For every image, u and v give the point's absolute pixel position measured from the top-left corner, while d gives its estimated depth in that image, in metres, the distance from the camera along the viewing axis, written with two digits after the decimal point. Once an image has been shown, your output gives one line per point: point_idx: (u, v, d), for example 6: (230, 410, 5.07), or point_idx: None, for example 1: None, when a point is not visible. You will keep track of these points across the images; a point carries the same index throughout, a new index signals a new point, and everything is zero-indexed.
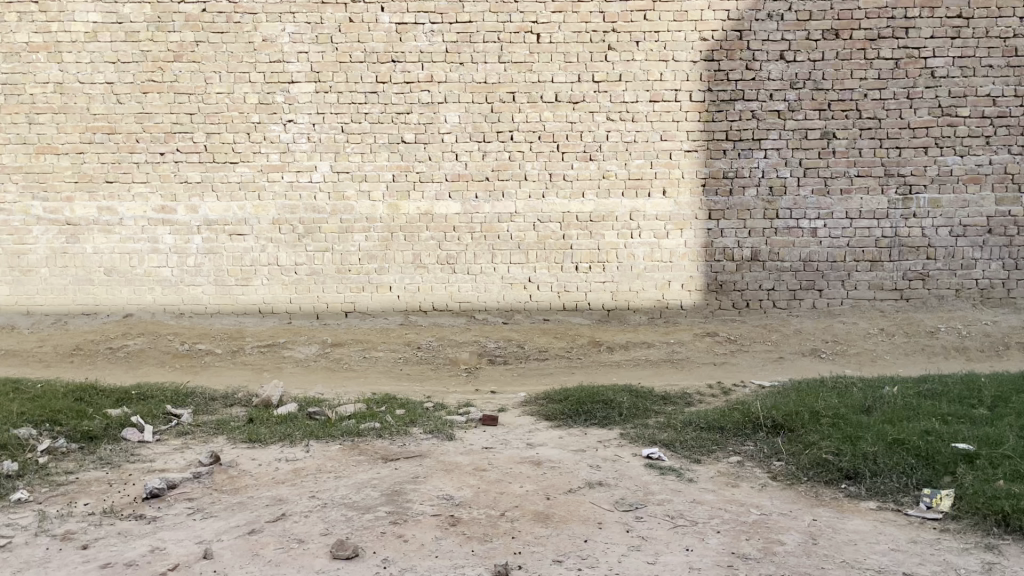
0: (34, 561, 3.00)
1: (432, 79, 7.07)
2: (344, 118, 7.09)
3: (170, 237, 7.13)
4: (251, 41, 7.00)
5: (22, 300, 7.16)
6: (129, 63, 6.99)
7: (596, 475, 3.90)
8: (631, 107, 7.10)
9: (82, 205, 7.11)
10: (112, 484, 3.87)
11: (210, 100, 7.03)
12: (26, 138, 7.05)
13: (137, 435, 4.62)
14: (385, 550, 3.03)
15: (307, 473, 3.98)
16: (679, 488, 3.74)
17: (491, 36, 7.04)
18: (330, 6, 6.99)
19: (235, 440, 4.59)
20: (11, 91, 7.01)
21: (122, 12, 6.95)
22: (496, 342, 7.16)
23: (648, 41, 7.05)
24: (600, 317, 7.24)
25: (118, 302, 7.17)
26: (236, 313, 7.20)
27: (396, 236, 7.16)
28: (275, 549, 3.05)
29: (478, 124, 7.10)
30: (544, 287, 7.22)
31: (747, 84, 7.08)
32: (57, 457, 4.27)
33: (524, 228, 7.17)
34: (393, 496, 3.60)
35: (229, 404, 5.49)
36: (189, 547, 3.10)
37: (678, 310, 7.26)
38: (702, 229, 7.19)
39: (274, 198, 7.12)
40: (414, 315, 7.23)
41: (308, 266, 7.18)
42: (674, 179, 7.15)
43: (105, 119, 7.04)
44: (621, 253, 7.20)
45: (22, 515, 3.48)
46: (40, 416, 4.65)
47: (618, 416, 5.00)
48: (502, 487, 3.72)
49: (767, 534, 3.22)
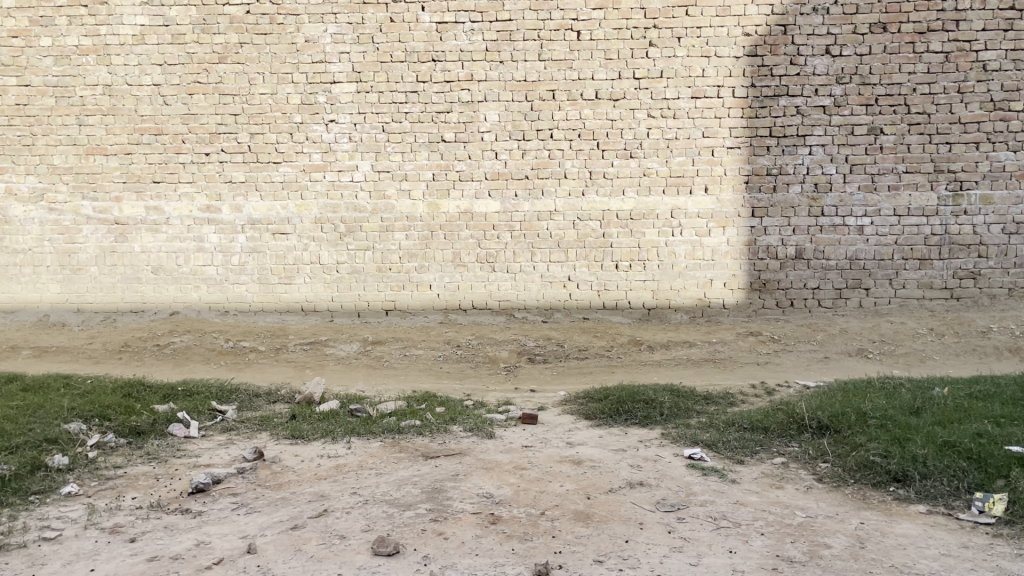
0: (83, 554, 3.06)
1: (472, 78, 7.08)
2: (384, 117, 7.14)
3: (215, 237, 7.25)
4: (294, 42, 7.08)
5: (73, 298, 7.32)
6: (175, 65, 7.13)
7: (637, 475, 3.88)
8: (671, 104, 7.03)
9: (130, 205, 7.25)
10: (158, 479, 3.95)
11: (254, 101, 7.13)
12: (76, 140, 7.22)
13: (183, 430, 4.70)
14: (426, 547, 3.04)
15: (348, 470, 4.01)
16: (722, 489, 3.70)
17: (532, 34, 7.03)
18: (371, 6, 7.04)
19: (278, 436, 4.64)
20: (62, 94, 7.18)
21: (169, 15, 7.09)
22: (535, 341, 7.08)
23: (689, 36, 6.97)
24: (640, 316, 7.18)
25: (164, 299, 7.30)
26: (280, 311, 7.30)
27: (437, 234, 7.20)
28: (317, 545, 3.08)
29: (517, 123, 7.10)
30: (584, 285, 7.19)
31: (791, 80, 6.97)
32: (106, 452, 4.36)
33: (564, 227, 7.15)
34: (433, 493, 3.61)
35: (272, 401, 5.56)
36: (233, 541, 3.14)
37: (720, 309, 7.17)
38: (745, 228, 7.09)
39: (316, 197, 7.20)
40: (453, 313, 7.25)
41: (349, 265, 7.25)
42: (716, 176, 7.07)
43: (152, 121, 7.18)
44: (661, 251, 7.14)
45: (72, 508, 3.56)
46: (90, 412, 4.78)
47: (659, 416, 4.96)
48: (542, 486, 3.71)
49: (812, 536, 3.16)
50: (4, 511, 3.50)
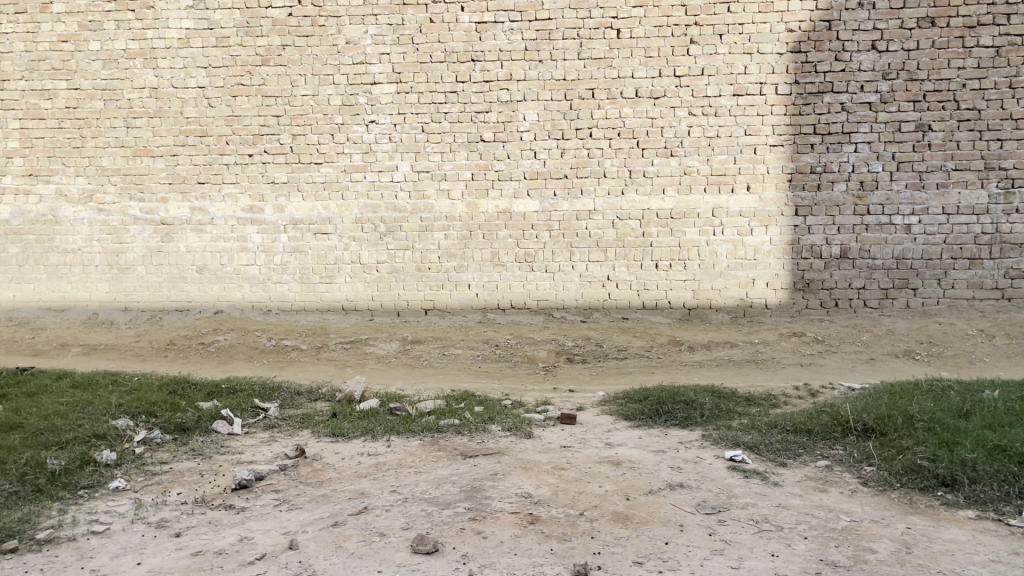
0: (130, 547, 3.13)
1: (511, 77, 7.09)
2: (424, 117, 7.18)
3: (258, 236, 7.36)
4: (335, 44, 7.16)
5: (121, 297, 7.48)
6: (219, 67, 7.25)
7: (677, 476, 3.84)
8: (713, 101, 6.96)
9: (176, 205, 7.39)
10: (203, 474, 4.02)
11: (296, 102, 7.22)
12: (124, 142, 7.37)
13: (227, 427, 4.78)
14: (465, 546, 3.05)
15: (388, 468, 4.04)
16: (764, 492, 3.65)
17: (571, 33, 7.01)
18: (411, 7, 7.09)
19: (319, 434, 4.70)
20: (110, 97, 7.34)
21: (213, 18, 7.21)
22: (574, 341, 7.04)
23: (730, 33, 6.90)
24: (680, 316, 7.11)
25: (209, 298, 7.43)
26: (321, 310, 7.38)
27: (475, 234, 7.22)
28: (357, 542, 3.11)
29: (557, 122, 7.09)
30: (623, 285, 7.15)
31: (835, 76, 6.86)
32: (152, 447, 4.45)
33: (603, 226, 7.12)
34: (472, 492, 3.63)
35: (313, 399, 5.61)
36: (276, 537, 3.19)
37: (762, 310, 7.08)
38: (788, 227, 6.99)
39: (357, 198, 7.27)
40: (492, 313, 7.26)
41: (389, 264, 7.31)
42: (758, 175, 6.98)
43: (197, 122, 7.31)
44: (702, 250, 7.07)
45: (120, 502, 3.64)
46: (137, 408, 4.88)
47: (700, 416, 4.91)
48: (580, 487, 3.69)
49: (856, 541, 3.11)
50: (54, 505, 3.59)
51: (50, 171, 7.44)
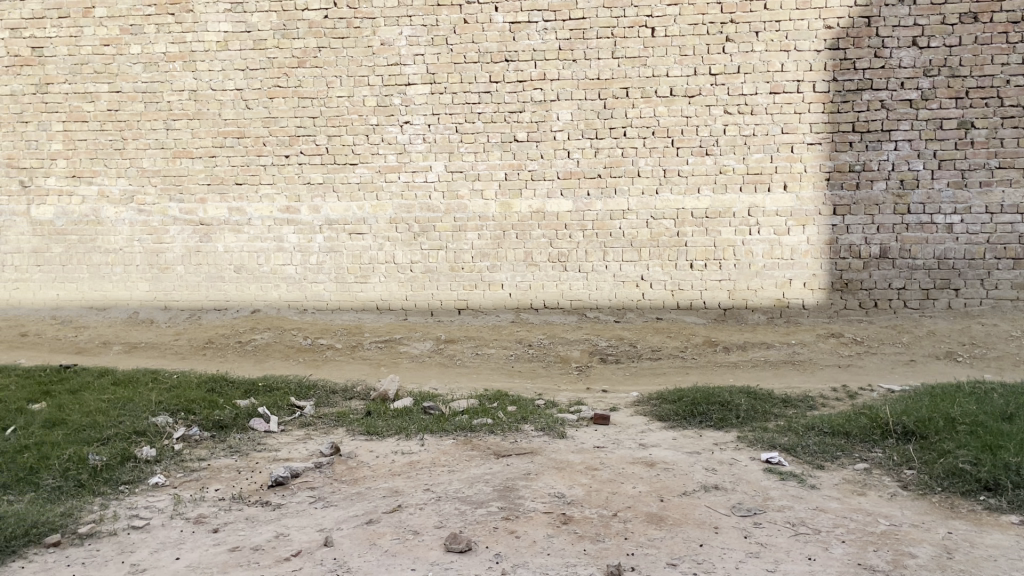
0: (169, 542, 3.18)
1: (545, 77, 7.08)
2: (457, 118, 7.20)
3: (294, 237, 7.45)
4: (370, 45, 7.21)
5: (160, 296, 7.61)
6: (256, 70, 7.35)
7: (712, 478, 3.81)
8: (749, 99, 6.89)
9: (214, 206, 7.51)
10: (240, 471, 4.07)
11: (332, 104, 7.29)
12: (164, 144, 7.50)
13: (263, 425, 4.84)
14: (497, 545, 3.06)
15: (422, 467, 4.06)
16: (801, 494, 3.60)
17: (605, 32, 6.99)
18: (445, 8, 7.12)
19: (354, 432, 4.74)
20: (150, 100, 7.47)
21: (251, 21, 7.31)
22: (608, 341, 6.96)
23: (767, 31, 6.82)
24: (716, 317, 7.06)
25: (246, 297, 7.54)
26: (356, 309, 7.45)
27: (509, 234, 7.23)
28: (391, 540, 3.13)
29: (590, 121, 7.07)
30: (658, 285, 7.11)
31: (875, 73, 6.75)
32: (191, 444, 4.52)
33: (637, 225, 7.09)
34: (505, 492, 3.63)
35: (348, 397, 5.67)
36: (311, 534, 3.22)
37: (800, 310, 6.99)
38: (826, 226, 6.89)
39: (391, 198, 7.32)
40: (525, 312, 7.26)
41: (422, 264, 7.34)
42: (795, 173, 6.89)
43: (235, 124, 7.41)
44: (738, 250, 7.00)
45: (160, 498, 3.71)
46: (176, 406, 4.97)
47: (736, 418, 4.87)
48: (614, 487, 3.68)
49: (896, 545, 3.05)
50: (96, 500, 3.67)
51: (92, 173, 7.59)
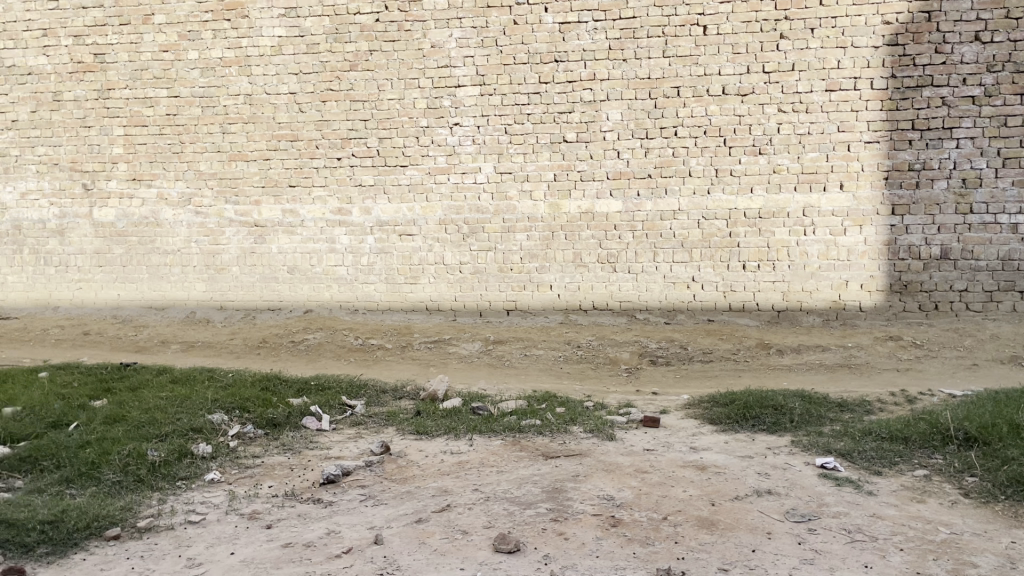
0: (224, 537, 3.25)
1: (594, 77, 7.06)
2: (507, 119, 7.22)
3: (346, 238, 7.55)
4: (420, 48, 7.27)
5: (217, 296, 7.78)
6: (310, 74, 7.47)
7: (765, 483, 3.75)
8: (804, 97, 6.77)
9: (269, 208, 7.65)
10: (293, 468, 4.14)
11: (383, 106, 7.38)
12: (221, 147, 7.67)
13: (315, 423, 4.92)
14: (546, 546, 3.05)
15: (471, 467, 4.07)
16: (857, 501, 3.53)
17: (656, 31, 6.94)
18: (495, 10, 7.14)
19: (403, 432, 4.78)
20: (208, 104, 7.64)
21: (305, 25, 7.43)
22: (657, 343, 6.83)
23: (823, 27, 6.69)
24: (769, 319, 6.95)
25: (300, 298, 7.67)
26: (406, 310, 7.52)
27: (558, 234, 7.21)
28: (440, 539, 3.15)
29: (641, 121, 7.03)
30: (709, 286, 7.03)
31: (935, 69, 6.58)
32: (245, 441, 4.61)
33: (688, 226, 7.01)
34: (554, 493, 3.62)
35: (398, 397, 5.72)
36: (361, 531, 3.25)
37: (856, 312, 6.84)
38: (884, 226, 6.73)
39: (441, 199, 7.37)
40: (574, 313, 7.24)
41: (472, 265, 7.38)
42: (852, 172, 6.75)
43: (289, 127, 7.55)
44: (792, 251, 6.88)
45: (215, 494, 3.79)
46: (231, 403, 5.08)
47: (790, 422, 4.78)
48: (664, 491, 3.64)
49: (957, 554, 2.97)
50: (154, 495, 3.76)
51: (152, 176, 7.79)
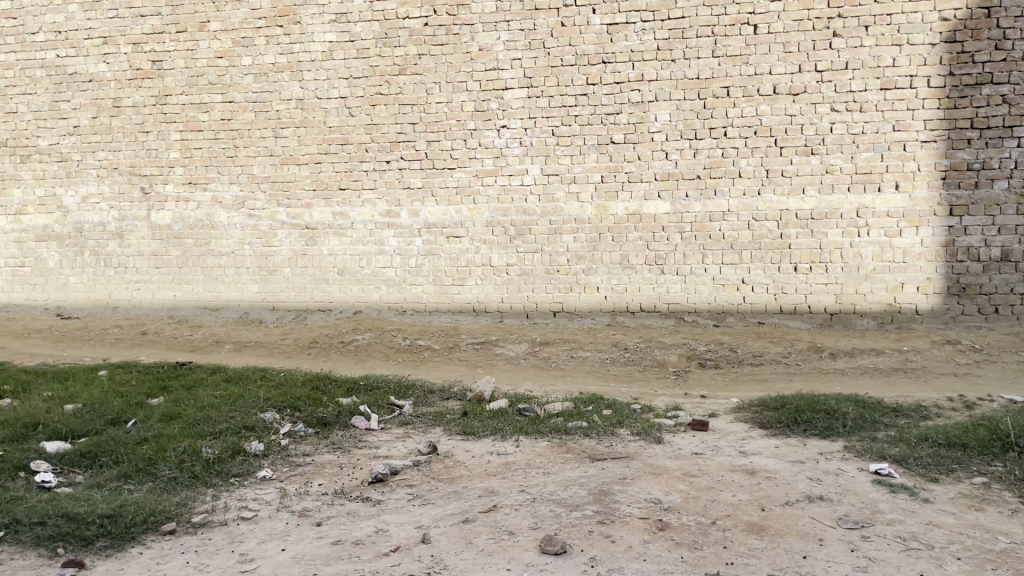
0: (275, 534, 3.31)
1: (642, 78, 7.02)
2: (554, 121, 7.22)
3: (394, 240, 7.63)
4: (468, 51, 7.32)
5: (269, 297, 7.93)
6: (360, 78, 7.57)
7: (816, 489, 3.68)
8: (858, 96, 6.64)
9: (319, 211, 7.77)
10: (342, 467, 4.20)
11: (431, 110, 7.44)
12: (273, 151, 7.81)
13: (364, 422, 4.98)
14: (593, 548, 3.05)
15: (517, 468, 4.09)
16: (913, 508, 3.45)
17: (705, 31, 6.87)
18: (542, 12, 7.15)
19: (451, 432, 4.81)
20: (260, 109, 7.80)
21: (355, 30, 7.53)
22: (706, 346, 6.75)
23: (878, 25, 6.56)
24: (821, 321, 6.83)
25: (350, 299, 7.77)
26: (453, 312, 7.56)
27: (605, 236, 7.19)
28: (487, 539, 3.16)
29: (689, 122, 6.97)
30: (759, 288, 6.94)
31: (995, 66, 6.40)
32: (296, 440, 4.69)
33: (738, 227, 6.93)
34: (601, 496, 3.61)
35: (445, 397, 5.76)
36: (409, 530, 3.29)
37: (912, 315, 6.68)
38: (941, 227, 6.57)
39: (488, 201, 7.40)
40: (621, 315, 7.21)
41: (518, 267, 7.40)
42: (908, 172, 6.60)
43: (339, 131, 7.66)
44: (846, 252, 6.75)
45: (267, 491, 3.87)
46: (283, 402, 5.17)
47: (843, 427, 4.69)
48: (713, 495, 3.61)
49: (1018, 565, 2.88)
50: (208, 491, 3.85)
51: (207, 179, 7.98)
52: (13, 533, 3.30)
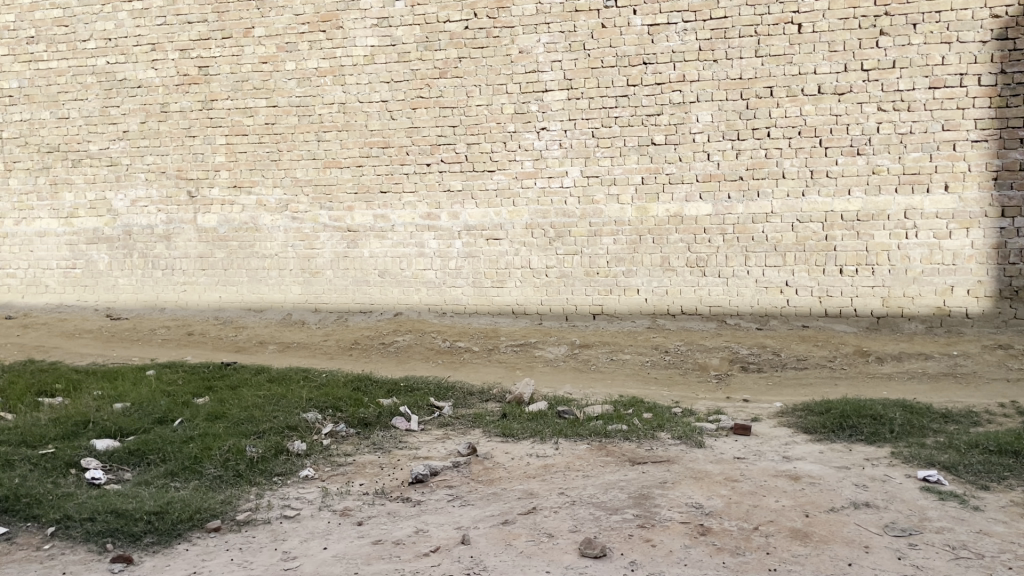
0: (317, 533, 3.35)
1: (684, 78, 6.97)
2: (594, 123, 7.20)
3: (434, 242, 7.68)
4: (508, 54, 7.34)
5: (311, 299, 8.03)
6: (401, 82, 7.64)
7: (862, 495, 3.62)
8: (906, 95, 6.52)
9: (361, 214, 7.85)
10: (383, 467, 4.23)
11: (471, 112, 7.47)
12: (316, 155, 7.91)
13: (404, 423, 5.01)
14: (633, 552, 3.03)
15: (557, 470, 4.08)
16: (962, 516, 3.36)
17: (748, 31, 6.80)
18: (583, 14, 7.15)
19: (490, 433, 4.83)
20: (304, 113, 7.91)
21: (396, 34, 7.61)
22: (749, 349, 6.66)
23: (926, 22, 6.43)
24: (867, 325, 6.70)
25: (390, 301, 7.84)
26: (492, 314, 7.58)
27: (645, 238, 7.16)
28: (526, 541, 3.16)
29: (731, 123, 6.90)
30: (803, 291, 6.84)
31: None
32: (338, 439, 4.74)
33: (781, 229, 6.84)
34: (641, 499, 3.59)
35: (485, 399, 5.77)
36: (449, 531, 3.31)
37: (962, 319, 6.53)
38: (992, 229, 6.41)
39: (527, 203, 7.41)
40: (662, 318, 7.17)
41: (558, 269, 7.39)
42: (957, 173, 6.46)
43: (380, 134, 7.73)
44: (893, 255, 6.62)
45: (309, 490, 3.91)
46: (325, 402, 5.24)
47: (890, 433, 4.60)
48: (756, 500, 3.56)
49: None
50: (252, 490, 3.91)
51: (252, 183, 8.11)
52: (64, 528, 3.38)
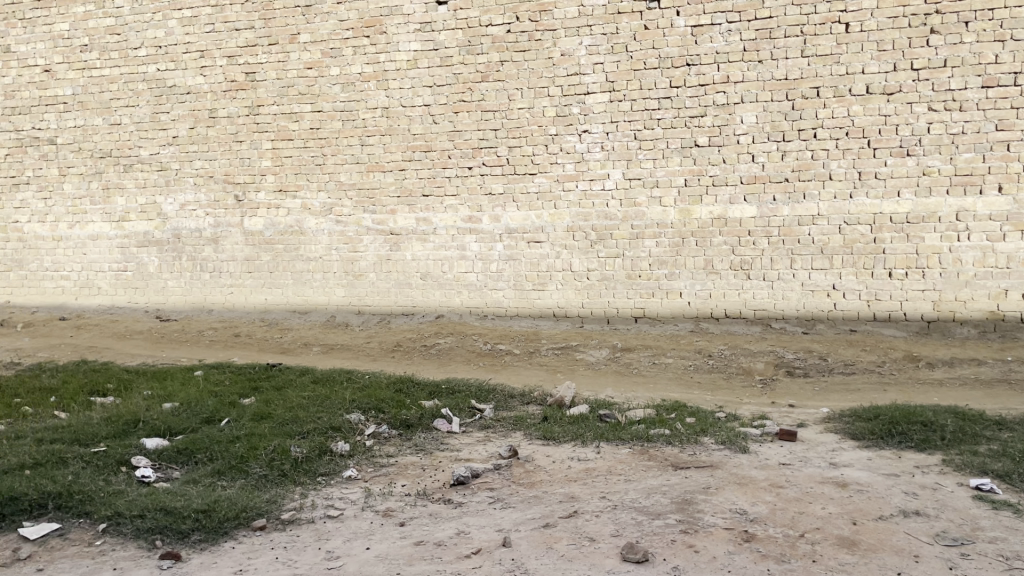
0: (360, 533, 3.39)
1: (728, 79, 6.90)
2: (637, 125, 7.17)
3: (476, 245, 7.71)
4: (550, 57, 7.34)
5: (355, 301, 8.13)
6: (443, 86, 7.69)
7: (912, 503, 3.54)
8: (957, 95, 6.37)
9: (404, 217, 7.91)
10: (425, 469, 4.26)
11: (513, 115, 7.49)
12: (360, 159, 8.00)
13: (446, 425, 5.04)
14: (676, 558, 3.00)
15: (599, 474, 4.07)
16: (1017, 526, 3.27)
17: (794, 30, 6.71)
18: (625, 16, 7.12)
19: (532, 436, 4.83)
20: (348, 118, 8.00)
21: (438, 39, 7.66)
22: (794, 353, 6.56)
23: (978, 20, 6.28)
24: (917, 329, 6.56)
25: (432, 304, 7.90)
26: (534, 316, 7.58)
27: (688, 240, 7.10)
28: (568, 544, 3.16)
29: (777, 124, 6.81)
30: (851, 295, 6.72)
31: None
32: (380, 440, 4.78)
33: (828, 231, 6.73)
34: (684, 504, 3.56)
35: (526, 402, 5.77)
36: (490, 533, 3.31)
37: (1016, 324, 6.36)
38: None
39: (569, 206, 7.41)
40: (705, 322, 7.10)
41: (599, 271, 7.37)
42: (1012, 174, 6.29)
43: (423, 138, 7.79)
44: (944, 258, 6.48)
45: (352, 490, 3.96)
46: (367, 403, 5.29)
47: (941, 440, 4.49)
48: (801, 507, 3.50)
49: None
50: (297, 489, 3.96)
51: (297, 187, 8.23)
52: (116, 524, 3.46)
